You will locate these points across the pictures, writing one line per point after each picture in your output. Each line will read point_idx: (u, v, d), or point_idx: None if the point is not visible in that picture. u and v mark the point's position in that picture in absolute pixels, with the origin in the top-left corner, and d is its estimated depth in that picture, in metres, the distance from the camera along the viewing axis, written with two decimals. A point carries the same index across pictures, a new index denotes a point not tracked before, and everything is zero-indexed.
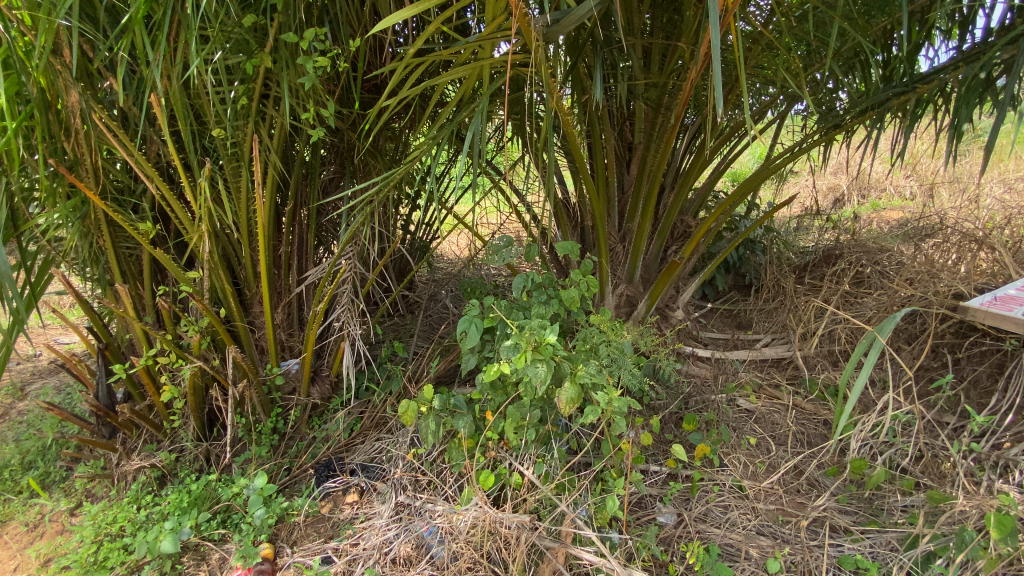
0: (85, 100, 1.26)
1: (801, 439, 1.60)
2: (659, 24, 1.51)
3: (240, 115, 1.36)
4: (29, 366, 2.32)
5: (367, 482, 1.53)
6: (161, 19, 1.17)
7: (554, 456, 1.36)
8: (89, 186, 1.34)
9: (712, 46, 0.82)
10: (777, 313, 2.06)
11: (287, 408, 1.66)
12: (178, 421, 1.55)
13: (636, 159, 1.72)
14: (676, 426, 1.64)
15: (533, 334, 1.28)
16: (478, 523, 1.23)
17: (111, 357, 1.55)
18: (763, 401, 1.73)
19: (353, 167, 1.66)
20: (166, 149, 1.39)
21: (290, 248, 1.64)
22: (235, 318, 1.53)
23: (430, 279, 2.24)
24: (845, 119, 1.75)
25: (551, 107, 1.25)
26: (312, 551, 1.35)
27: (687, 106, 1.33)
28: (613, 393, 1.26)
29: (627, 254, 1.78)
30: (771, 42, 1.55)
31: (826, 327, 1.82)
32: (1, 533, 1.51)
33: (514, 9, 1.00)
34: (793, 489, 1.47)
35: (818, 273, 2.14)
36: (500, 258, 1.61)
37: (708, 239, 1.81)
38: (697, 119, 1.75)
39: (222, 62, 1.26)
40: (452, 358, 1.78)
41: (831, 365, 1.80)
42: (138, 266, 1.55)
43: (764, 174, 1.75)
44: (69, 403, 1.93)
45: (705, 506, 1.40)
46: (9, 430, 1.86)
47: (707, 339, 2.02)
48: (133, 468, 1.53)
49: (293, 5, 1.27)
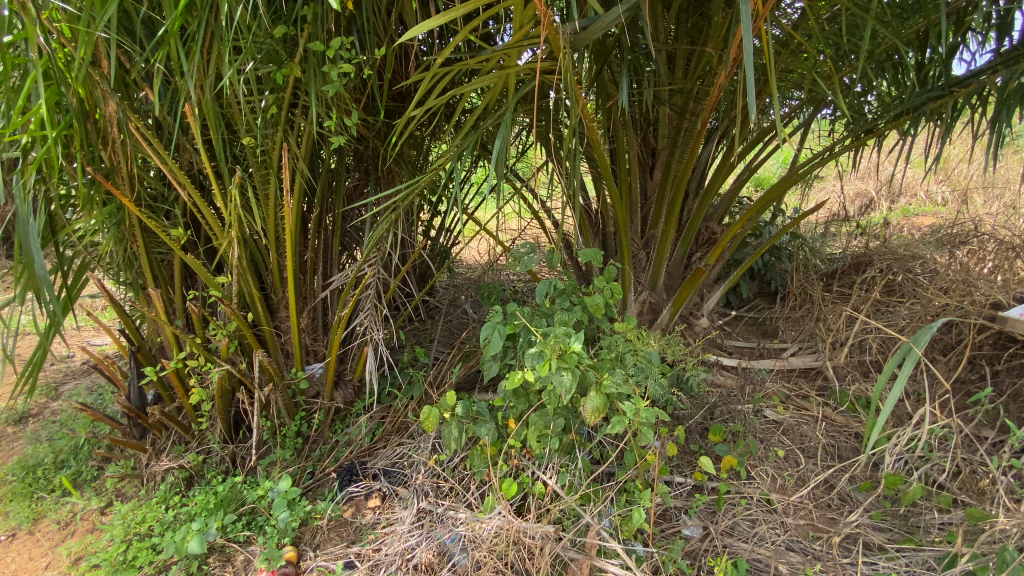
0: (121, 110, 1.30)
1: (832, 452, 1.56)
2: (684, 29, 1.48)
3: (270, 123, 1.39)
4: (63, 365, 2.40)
5: (389, 488, 1.54)
6: (197, 32, 1.20)
7: (578, 466, 1.35)
8: (125, 193, 1.38)
9: (743, 48, 0.81)
10: (804, 321, 2.01)
11: (311, 411, 1.68)
12: (206, 422, 1.58)
13: (660, 164, 1.70)
14: (701, 436, 1.60)
15: (558, 342, 1.27)
16: (502, 532, 1.22)
17: (143, 360, 1.60)
18: (791, 412, 1.68)
19: (378, 175, 1.68)
20: (198, 157, 1.43)
21: (315, 254, 1.66)
22: (261, 323, 1.56)
23: (450, 284, 2.28)
24: (879, 125, 1.72)
25: (577, 114, 1.24)
26: (335, 555, 1.36)
27: (714, 112, 1.31)
28: (640, 403, 1.24)
29: (649, 261, 1.76)
30: (801, 45, 1.52)
31: (857, 336, 1.76)
32: (35, 531, 1.55)
33: (542, 17, 1.00)
34: (824, 504, 1.43)
35: (847, 281, 2.08)
36: (523, 265, 1.60)
37: (733, 246, 1.78)
38: (723, 125, 1.72)
39: (253, 72, 1.29)
40: (473, 363, 1.78)
41: (862, 376, 1.74)
42: (169, 271, 1.59)
43: (791, 179, 1.72)
44: (101, 403, 1.99)
45: (732, 520, 1.37)
46: (44, 429, 1.93)
47: (732, 348, 1.98)
48: (162, 468, 1.56)
49: (322, 16, 1.29)
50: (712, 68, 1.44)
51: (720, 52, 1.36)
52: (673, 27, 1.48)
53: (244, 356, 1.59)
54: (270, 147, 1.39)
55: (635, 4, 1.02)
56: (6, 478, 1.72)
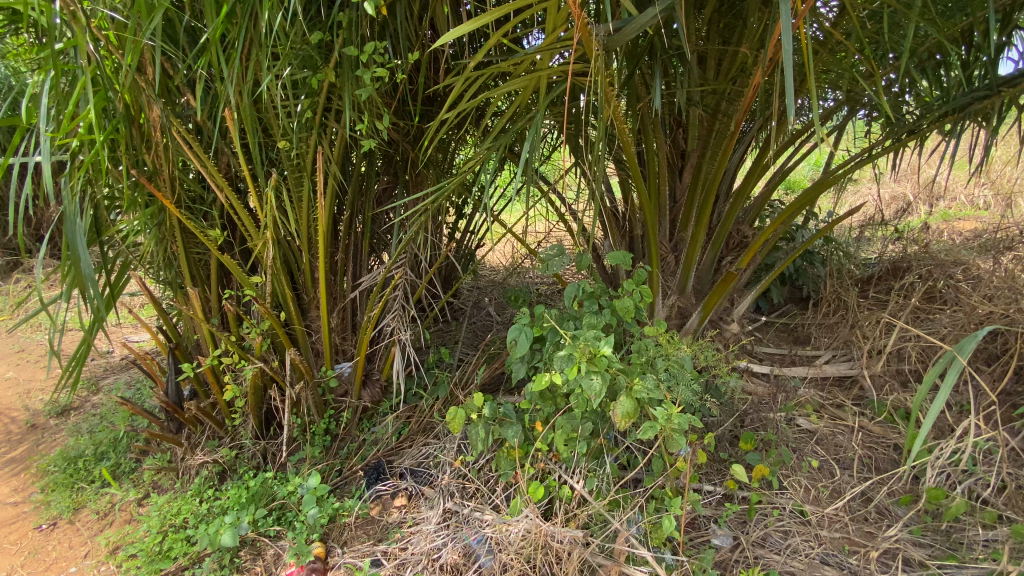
0: (164, 115, 1.35)
1: (868, 464, 1.51)
2: (717, 29, 1.47)
3: (304, 127, 1.42)
4: (103, 361, 2.51)
5: (415, 487, 1.55)
6: (237, 39, 1.24)
7: (606, 471, 1.34)
8: (166, 195, 1.43)
9: (783, 47, 0.80)
10: (838, 328, 1.95)
11: (339, 410, 1.70)
12: (239, 418, 1.62)
13: (690, 166, 1.68)
14: (731, 444, 1.56)
15: (587, 345, 1.25)
16: (529, 536, 1.22)
17: (180, 356, 1.65)
18: (825, 422, 1.64)
19: (407, 178, 1.70)
20: (236, 160, 1.47)
21: (345, 256, 1.69)
22: (293, 322, 1.59)
23: (474, 287, 2.28)
24: (921, 126, 1.66)
25: (608, 116, 1.23)
26: (362, 552, 1.38)
27: (748, 113, 1.29)
28: (672, 409, 1.23)
29: (678, 265, 1.73)
30: (839, 44, 1.48)
31: (895, 344, 1.70)
32: (75, 520, 1.62)
33: (575, 19, 1.00)
34: (861, 517, 1.39)
35: (884, 287, 2.02)
36: (551, 268, 1.59)
37: (766, 249, 1.74)
38: (755, 127, 1.69)
39: (290, 77, 1.33)
40: (498, 365, 1.78)
41: (901, 386, 1.68)
42: (206, 270, 1.64)
43: (827, 182, 1.67)
44: (139, 397, 2.07)
45: (763, 531, 1.34)
46: (85, 422, 2.02)
47: (762, 354, 1.93)
48: (197, 462, 1.61)
49: (357, 22, 1.32)
50: (746, 69, 1.42)
51: (755, 53, 1.34)
52: (703, 28, 1.46)
53: (275, 354, 1.63)
54: (305, 150, 1.42)
55: (670, 4, 1.01)
56: (49, 468, 1.80)
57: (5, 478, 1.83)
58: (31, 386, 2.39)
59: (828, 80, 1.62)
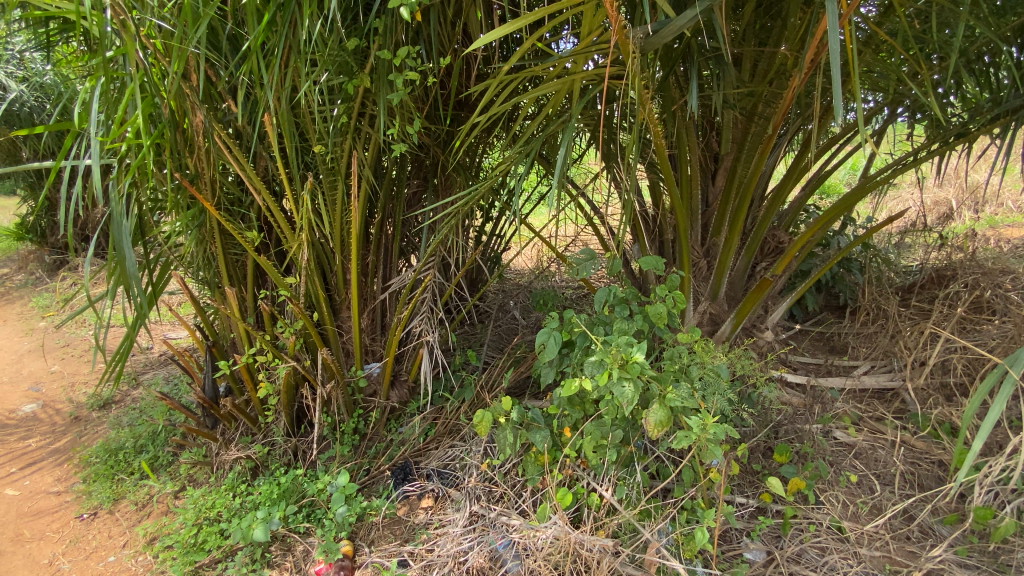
0: (208, 120, 1.40)
1: (910, 480, 1.45)
2: (753, 30, 1.44)
3: (339, 132, 1.45)
4: (144, 356, 2.61)
5: (442, 488, 1.56)
6: (277, 46, 1.27)
7: (636, 480, 1.33)
8: (207, 197, 1.48)
9: (830, 49, 0.78)
10: (877, 337, 1.89)
11: (368, 409, 1.72)
12: (272, 415, 1.65)
13: (723, 169, 1.65)
14: (765, 456, 1.52)
15: (619, 351, 1.24)
16: (557, 542, 1.22)
17: (217, 354, 1.70)
18: (864, 435, 1.58)
19: (436, 182, 1.72)
20: (274, 164, 1.51)
21: (376, 258, 1.71)
22: (325, 322, 1.62)
23: (500, 290, 2.29)
24: (970, 128, 1.60)
25: (643, 119, 1.21)
26: (389, 552, 1.40)
27: (788, 115, 1.25)
28: (707, 418, 1.20)
29: (711, 270, 1.69)
30: (882, 44, 1.43)
31: (939, 355, 1.63)
32: (115, 510, 1.68)
33: (613, 22, 0.99)
34: (903, 536, 1.33)
35: (927, 295, 1.94)
36: (581, 272, 1.58)
37: (802, 256, 1.70)
38: (792, 130, 1.65)
39: (327, 83, 1.36)
40: (524, 369, 1.77)
41: (945, 400, 1.61)
42: (243, 271, 1.68)
43: (867, 187, 1.61)
44: (176, 393, 2.14)
45: (799, 546, 1.31)
46: (126, 415, 2.10)
47: (797, 363, 1.87)
48: (231, 458, 1.65)
49: (393, 27, 1.34)
50: (786, 69, 1.38)
51: (796, 53, 1.31)
52: (740, 29, 1.43)
53: (308, 354, 1.66)
54: (340, 154, 1.45)
55: (709, 6, 1.00)
56: (91, 459, 1.88)
57: (49, 468, 1.91)
58: (76, 379, 2.50)
59: (869, 81, 1.57)
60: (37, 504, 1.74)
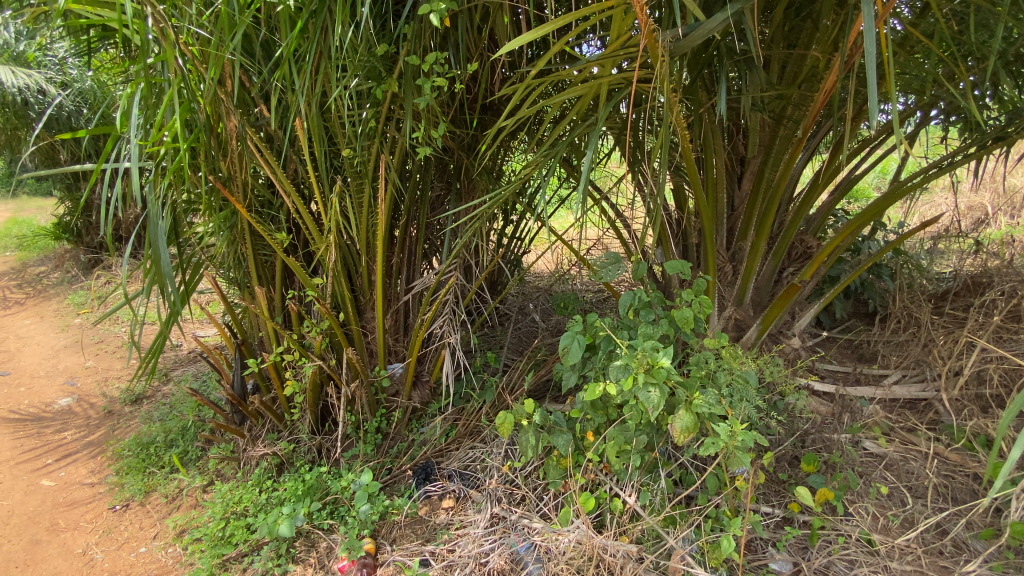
0: (242, 125, 1.44)
1: (943, 493, 1.41)
2: (782, 32, 1.42)
3: (367, 136, 1.47)
4: (174, 352, 2.68)
5: (463, 490, 1.57)
6: (309, 52, 1.30)
7: (660, 486, 1.32)
8: (239, 199, 1.52)
9: (866, 49, 0.77)
10: (909, 346, 1.84)
11: (390, 409, 1.73)
12: (297, 413, 1.68)
13: (750, 173, 1.63)
14: (791, 465, 1.49)
15: (645, 356, 1.24)
16: (580, 546, 1.23)
17: (246, 352, 1.74)
18: (895, 445, 1.54)
19: (460, 185, 1.74)
20: (303, 167, 1.55)
21: (400, 259, 1.73)
22: (351, 323, 1.64)
23: (520, 293, 2.29)
24: (1011, 131, 1.55)
25: (671, 122, 1.20)
26: (411, 551, 1.42)
27: (820, 118, 1.23)
28: (735, 426, 1.19)
29: (736, 276, 1.67)
30: (917, 45, 1.40)
31: (974, 365, 1.58)
32: (146, 502, 1.73)
33: (643, 25, 0.99)
34: (935, 550, 1.29)
35: (961, 303, 1.88)
36: (605, 276, 1.58)
37: (831, 262, 1.66)
38: (822, 133, 1.61)
39: (357, 88, 1.38)
40: (545, 372, 1.77)
41: (981, 411, 1.56)
42: (271, 271, 1.72)
43: (899, 193, 1.56)
44: (206, 389, 2.20)
45: (827, 558, 1.28)
46: (157, 410, 2.17)
47: (824, 371, 1.83)
48: (258, 454, 1.68)
49: (422, 33, 1.36)
50: (818, 72, 1.36)
51: (829, 56, 1.28)
52: (768, 32, 1.42)
53: (333, 353, 1.69)
54: (367, 157, 1.48)
55: (740, 8, 0.99)
56: (124, 452, 1.95)
57: (84, 460, 1.98)
58: (109, 374, 2.59)
59: (903, 83, 1.54)
60: (72, 495, 1.81)
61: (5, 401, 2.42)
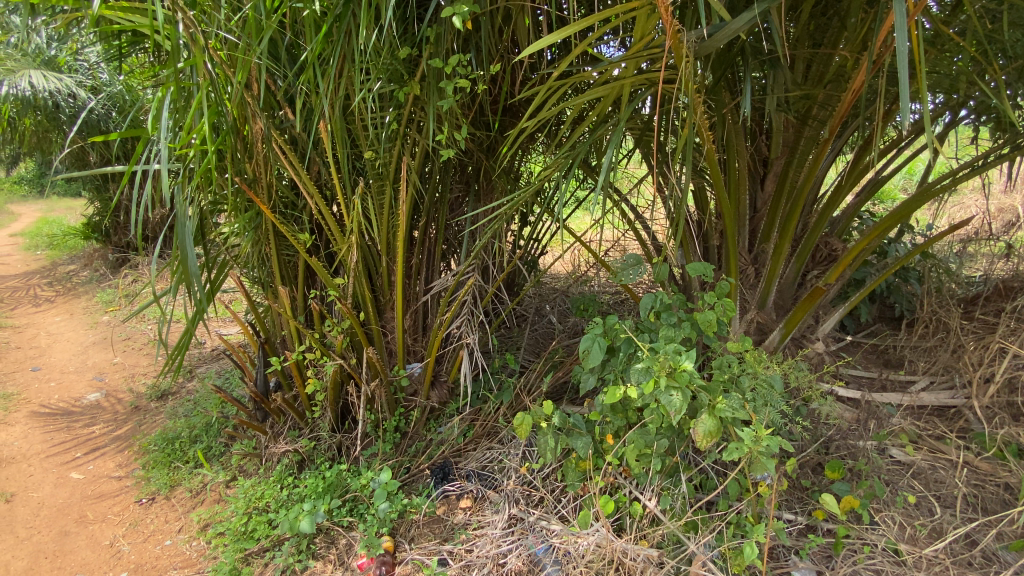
0: (267, 128, 1.47)
1: (974, 503, 1.37)
2: (807, 32, 1.40)
3: (390, 138, 1.49)
4: (198, 350, 2.75)
5: (481, 490, 1.58)
6: (333, 55, 1.33)
7: (681, 490, 1.31)
8: (263, 200, 1.55)
9: (900, 50, 0.75)
10: (937, 351, 1.79)
11: (409, 409, 1.74)
12: (318, 411, 1.70)
13: (773, 174, 1.61)
14: (815, 471, 1.47)
15: (667, 359, 1.22)
16: (599, 549, 1.24)
17: (268, 351, 1.78)
18: (923, 454, 1.50)
19: (478, 187, 1.74)
20: (326, 169, 1.57)
21: (420, 260, 1.75)
22: (371, 322, 1.66)
23: (537, 294, 2.29)
24: None
25: (695, 122, 1.19)
26: (429, 550, 1.43)
27: (848, 118, 1.21)
28: (760, 430, 1.18)
29: (759, 278, 1.65)
30: (948, 44, 1.37)
31: (1007, 372, 1.54)
32: (172, 496, 1.78)
33: (667, 26, 0.99)
34: (965, 561, 1.26)
35: (992, 308, 1.83)
36: (625, 277, 1.56)
37: (857, 264, 1.62)
38: (848, 133, 1.58)
39: (380, 91, 1.40)
40: (563, 374, 1.77)
41: (1013, 420, 1.51)
42: (294, 271, 1.75)
43: (928, 194, 1.52)
44: (230, 386, 2.25)
45: (852, 567, 1.26)
46: (182, 406, 2.22)
47: (848, 376, 1.80)
48: (280, 450, 1.71)
49: (444, 37, 1.37)
50: (846, 71, 1.33)
51: (857, 55, 1.26)
52: (793, 32, 1.40)
53: (354, 353, 1.70)
54: (389, 159, 1.49)
55: (767, 8, 0.98)
56: (150, 447, 2.00)
57: (112, 454, 2.04)
58: (135, 370, 2.66)
59: (932, 83, 1.51)
60: (100, 487, 1.86)
61: (37, 395, 2.50)
